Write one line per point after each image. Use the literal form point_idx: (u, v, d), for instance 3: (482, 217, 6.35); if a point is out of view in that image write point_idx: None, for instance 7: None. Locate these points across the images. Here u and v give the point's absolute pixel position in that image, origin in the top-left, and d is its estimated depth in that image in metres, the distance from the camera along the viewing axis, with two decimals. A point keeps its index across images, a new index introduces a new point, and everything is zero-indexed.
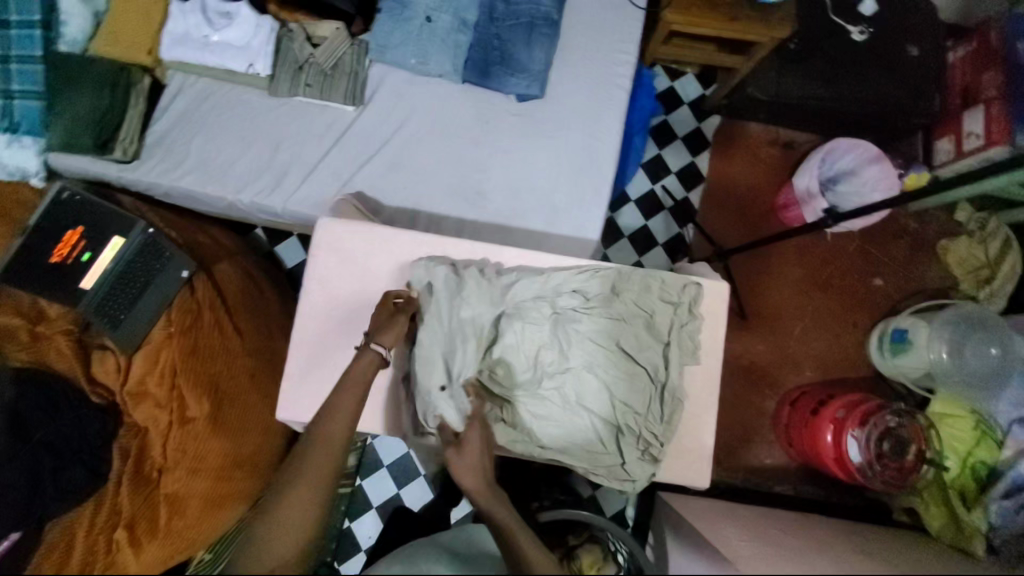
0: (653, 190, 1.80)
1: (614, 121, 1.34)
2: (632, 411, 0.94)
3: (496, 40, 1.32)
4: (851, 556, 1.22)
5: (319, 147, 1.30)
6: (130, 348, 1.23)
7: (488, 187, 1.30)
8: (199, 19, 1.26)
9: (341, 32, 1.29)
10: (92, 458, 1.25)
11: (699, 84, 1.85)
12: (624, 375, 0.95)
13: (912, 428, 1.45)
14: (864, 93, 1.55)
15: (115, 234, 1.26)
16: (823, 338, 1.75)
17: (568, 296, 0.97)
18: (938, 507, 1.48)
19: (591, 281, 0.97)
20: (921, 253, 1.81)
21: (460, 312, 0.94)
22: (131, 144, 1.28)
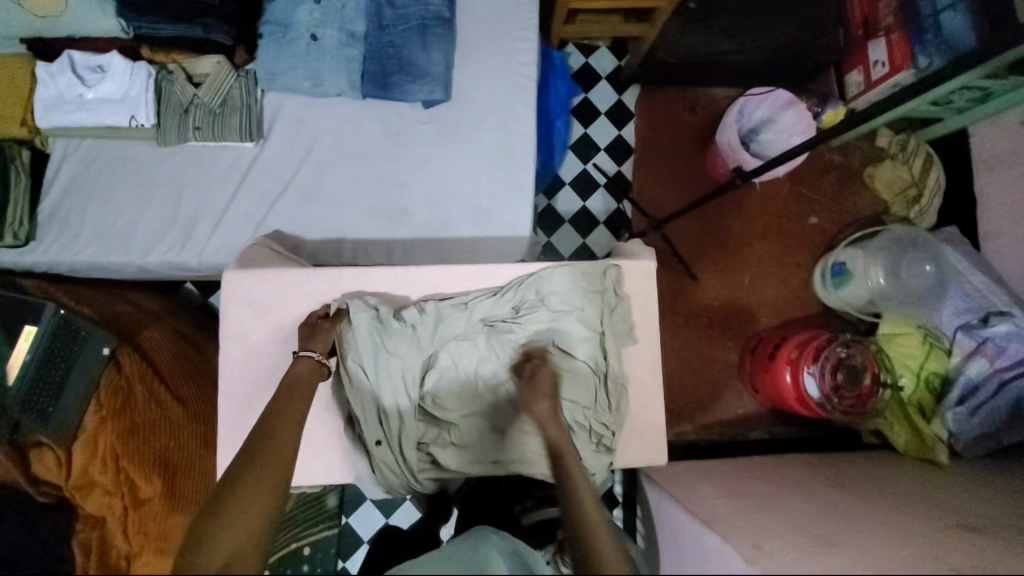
0: (585, 170, 1.79)
1: (525, 111, 1.32)
2: (579, 407, 0.98)
3: (391, 47, 1.26)
4: (823, 491, 1.26)
5: (224, 191, 1.24)
6: (65, 439, 1.17)
7: (409, 201, 1.27)
8: (70, 79, 1.16)
9: (223, 65, 1.22)
10: (47, 559, 1.17)
11: (612, 56, 1.84)
12: (564, 374, 0.99)
13: (860, 355, 1.50)
14: (767, 39, 1.56)
15: (25, 324, 1.20)
16: (772, 284, 1.79)
17: (496, 308, 0.99)
18: (900, 424, 1.53)
19: (515, 291, 1.00)
20: (852, 183, 1.85)
21: (392, 346, 0.96)
22: (22, 226, 1.16)
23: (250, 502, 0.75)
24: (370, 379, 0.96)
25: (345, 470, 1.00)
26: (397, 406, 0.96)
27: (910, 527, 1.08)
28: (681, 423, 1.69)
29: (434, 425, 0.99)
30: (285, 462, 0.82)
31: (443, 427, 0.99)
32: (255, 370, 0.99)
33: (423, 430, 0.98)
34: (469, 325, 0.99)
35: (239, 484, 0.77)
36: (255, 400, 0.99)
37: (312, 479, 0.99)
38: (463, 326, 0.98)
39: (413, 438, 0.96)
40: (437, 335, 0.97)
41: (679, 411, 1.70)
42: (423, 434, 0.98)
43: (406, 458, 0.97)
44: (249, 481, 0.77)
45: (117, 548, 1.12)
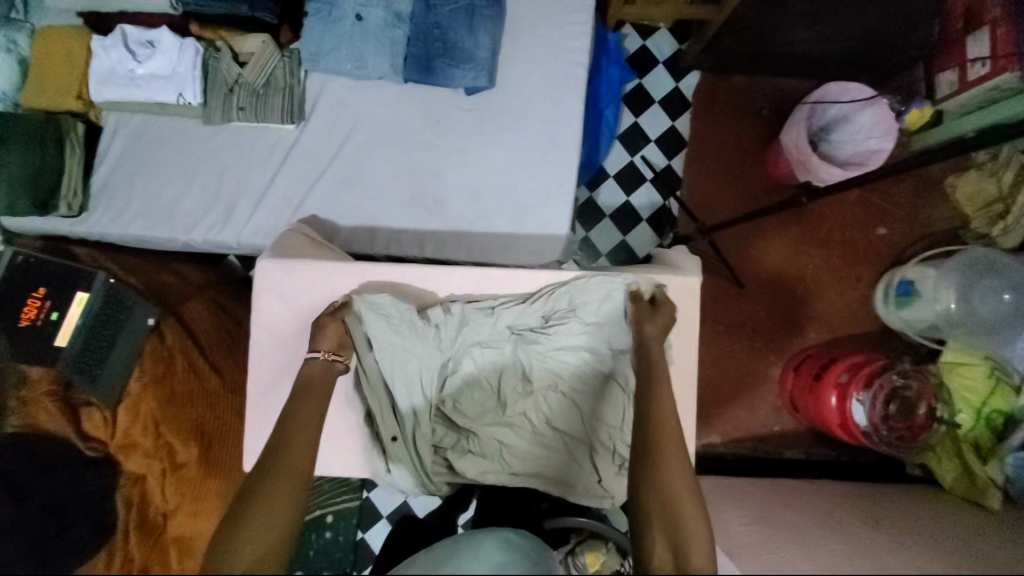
0: (632, 162, 1.70)
1: (573, 103, 1.25)
2: (601, 425, 0.96)
3: (437, 29, 1.21)
4: (856, 528, 1.20)
5: (264, 174, 1.24)
6: (110, 401, 1.25)
7: (445, 193, 1.24)
8: (121, 53, 1.17)
9: (268, 44, 1.20)
10: (97, 511, 1.24)
11: (672, 40, 1.71)
12: (589, 391, 0.97)
13: (916, 385, 1.40)
14: (851, 29, 1.41)
15: (77, 290, 1.24)
16: (825, 297, 1.68)
17: (523, 317, 0.96)
18: (950, 461, 1.43)
19: (546, 301, 0.96)
20: (928, 193, 1.70)
21: (412, 346, 0.96)
22: (76, 197, 1.20)
23: (270, 504, 0.75)
24: (390, 378, 0.96)
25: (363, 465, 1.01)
26: (415, 406, 0.97)
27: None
28: (712, 433, 1.63)
29: (451, 429, 0.99)
30: (303, 467, 0.80)
31: (460, 432, 0.99)
32: (286, 359, 1.01)
33: (440, 433, 0.98)
34: (493, 332, 0.97)
35: (261, 487, 0.76)
36: (286, 389, 1.01)
37: (336, 468, 1.01)
38: (487, 333, 0.97)
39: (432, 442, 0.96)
40: (459, 340, 0.96)
41: (711, 422, 1.64)
42: (441, 438, 0.99)
43: (422, 461, 0.97)
44: (271, 484, 0.77)
45: (154, 505, 1.26)
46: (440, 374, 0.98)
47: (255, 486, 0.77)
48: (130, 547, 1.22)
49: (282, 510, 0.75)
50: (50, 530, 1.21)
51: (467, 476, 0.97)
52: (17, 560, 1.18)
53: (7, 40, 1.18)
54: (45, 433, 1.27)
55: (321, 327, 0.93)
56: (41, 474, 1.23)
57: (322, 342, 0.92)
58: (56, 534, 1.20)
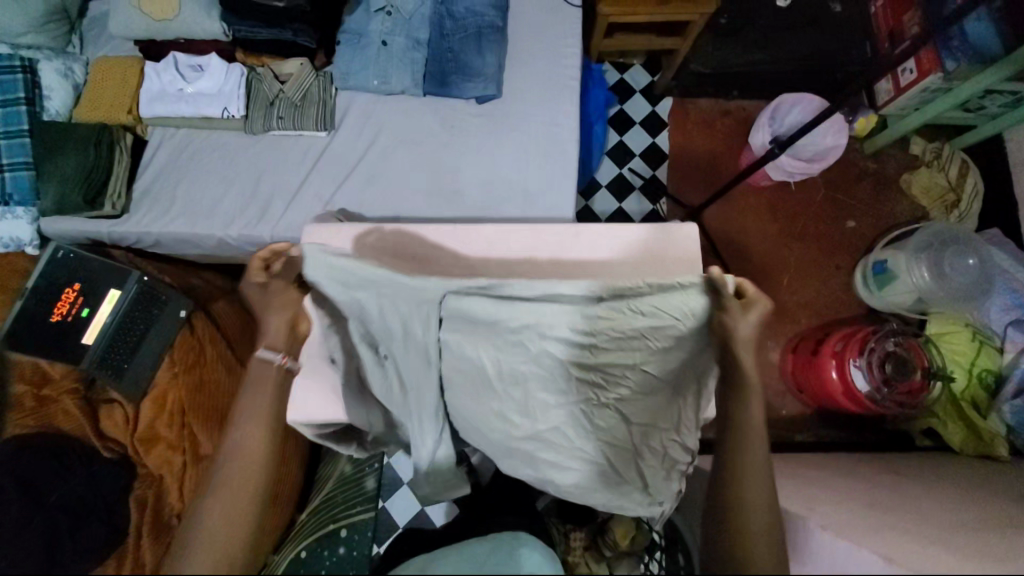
0: (621, 174, 1.88)
1: (571, 108, 1.43)
2: (657, 431, 1.05)
3: (450, 53, 1.41)
4: (887, 483, 1.21)
5: (298, 173, 1.36)
6: (135, 395, 1.26)
7: (461, 185, 1.37)
8: (173, 75, 1.34)
9: (305, 67, 1.38)
10: (108, 513, 1.22)
11: (647, 72, 1.96)
12: (649, 390, 1.03)
13: (910, 349, 1.47)
14: (796, 51, 1.67)
15: (110, 288, 1.29)
16: (810, 284, 1.81)
17: (572, 319, 0.97)
18: (955, 421, 1.49)
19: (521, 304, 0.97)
20: (888, 188, 1.88)
21: (402, 344, 0.97)
22: (120, 199, 1.30)
23: (220, 506, 0.83)
24: (394, 364, 1.00)
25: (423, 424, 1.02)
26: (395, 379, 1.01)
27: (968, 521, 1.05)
28: None
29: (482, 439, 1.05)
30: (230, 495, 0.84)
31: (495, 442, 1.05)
32: None
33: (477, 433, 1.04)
34: (490, 338, 0.99)
35: (203, 513, 0.82)
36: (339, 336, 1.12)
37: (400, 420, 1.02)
38: (483, 343, 0.99)
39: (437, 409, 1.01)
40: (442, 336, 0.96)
41: None
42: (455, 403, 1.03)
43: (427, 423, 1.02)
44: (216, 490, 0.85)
45: (169, 505, 1.25)
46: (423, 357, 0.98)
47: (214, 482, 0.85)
48: (144, 549, 1.19)
49: (230, 512, 0.82)
50: (61, 531, 1.18)
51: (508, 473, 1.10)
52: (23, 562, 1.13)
53: (65, 68, 1.36)
54: (62, 433, 1.28)
55: (271, 298, 1.00)
56: (57, 475, 1.23)
57: (275, 342, 0.98)
58: (67, 535, 1.18)
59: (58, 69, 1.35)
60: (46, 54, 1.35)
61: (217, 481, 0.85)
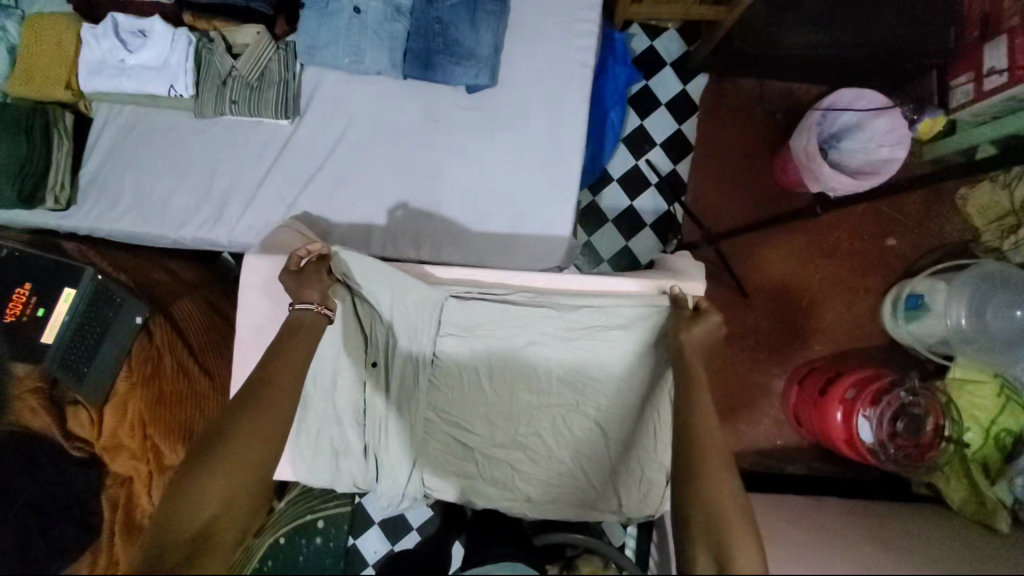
0: (637, 166, 1.66)
1: (579, 103, 1.21)
2: (633, 451, 1.00)
3: (437, 24, 1.16)
4: (869, 548, 1.14)
5: (258, 167, 1.20)
6: (97, 402, 1.19)
7: (443, 194, 1.20)
8: (113, 42, 1.14)
9: (262, 36, 1.17)
10: (80, 513, 1.21)
11: (681, 41, 1.67)
12: (623, 407, 1.00)
13: (925, 403, 1.36)
14: (865, 34, 1.37)
15: (64, 287, 1.18)
16: (832, 307, 1.64)
17: (553, 326, 0.97)
18: (959, 480, 1.39)
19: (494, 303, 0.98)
20: (939, 202, 1.65)
21: (398, 350, 1.01)
22: (63, 190, 1.17)
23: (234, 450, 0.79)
24: (396, 368, 1.01)
25: (405, 439, 1.01)
26: (382, 386, 1.01)
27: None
28: None
29: (459, 456, 1.02)
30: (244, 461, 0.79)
31: (470, 457, 1.03)
32: None
33: (451, 447, 1.03)
34: (473, 347, 1.00)
35: (221, 455, 0.78)
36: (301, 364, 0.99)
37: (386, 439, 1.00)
38: (468, 352, 1.01)
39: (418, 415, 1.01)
40: (437, 336, 1.00)
41: None
42: (434, 413, 1.02)
43: (412, 433, 1.02)
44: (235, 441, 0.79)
45: (140, 507, 1.22)
46: (419, 364, 1.01)
47: (233, 416, 0.81)
48: (115, 550, 1.18)
49: (243, 457, 0.79)
50: (32, 529, 1.19)
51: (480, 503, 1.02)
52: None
53: None
54: (29, 430, 1.24)
55: (306, 280, 0.92)
56: (28, 473, 1.21)
57: (309, 295, 0.91)
58: (38, 532, 1.19)
59: None
60: None
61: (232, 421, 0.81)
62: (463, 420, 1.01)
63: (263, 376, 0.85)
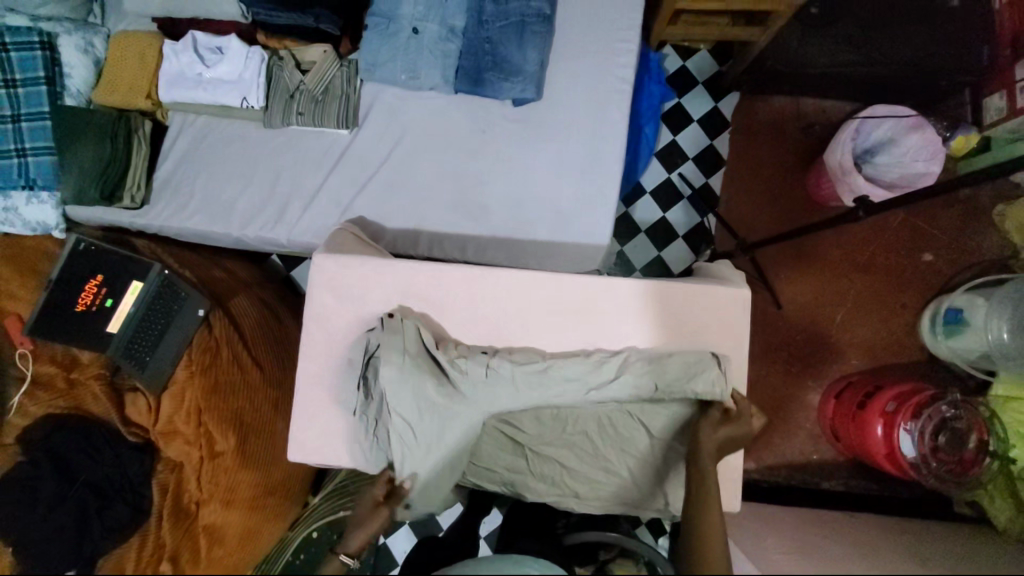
0: (669, 179, 1.71)
1: (619, 117, 1.27)
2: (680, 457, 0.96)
3: (488, 43, 1.24)
4: (906, 561, 1.14)
5: (318, 174, 1.28)
6: (157, 389, 1.25)
7: (489, 200, 1.26)
8: (191, 57, 1.25)
9: (329, 54, 1.27)
10: (132, 496, 1.27)
11: (713, 61, 1.73)
12: (670, 421, 0.95)
13: (967, 417, 1.33)
14: (900, 53, 1.40)
15: (133, 279, 1.27)
16: (868, 323, 1.63)
17: (601, 365, 0.95)
18: (1004, 499, 1.38)
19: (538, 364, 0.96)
20: (976, 220, 1.65)
21: (440, 401, 0.95)
22: (139, 190, 1.28)
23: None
24: (438, 407, 0.94)
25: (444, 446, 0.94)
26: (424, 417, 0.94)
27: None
28: (746, 459, 1.58)
29: (509, 450, 0.99)
30: None
31: (519, 452, 0.99)
32: (335, 351, 1.03)
33: (501, 444, 0.99)
34: (524, 374, 0.94)
35: None
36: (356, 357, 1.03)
37: None
38: (520, 375, 0.94)
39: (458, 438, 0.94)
40: (489, 368, 0.95)
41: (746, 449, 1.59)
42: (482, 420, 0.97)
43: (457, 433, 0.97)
44: None
45: (189, 492, 1.26)
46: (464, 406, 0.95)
47: None
48: (164, 531, 1.23)
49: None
50: (89, 509, 1.25)
51: (528, 497, 0.99)
52: (53, 537, 1.21)
53: (84, 43, 1.30)
54: (90, 415, 1.32)
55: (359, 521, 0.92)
56: (88, 455, 1.28)
57: (352, 542, 0.90)
58: (96, 512, 1.24)
59: (78, 44, 1.29)
60: (66, 28, 1.29)
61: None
62: (511, 425, 0.97)
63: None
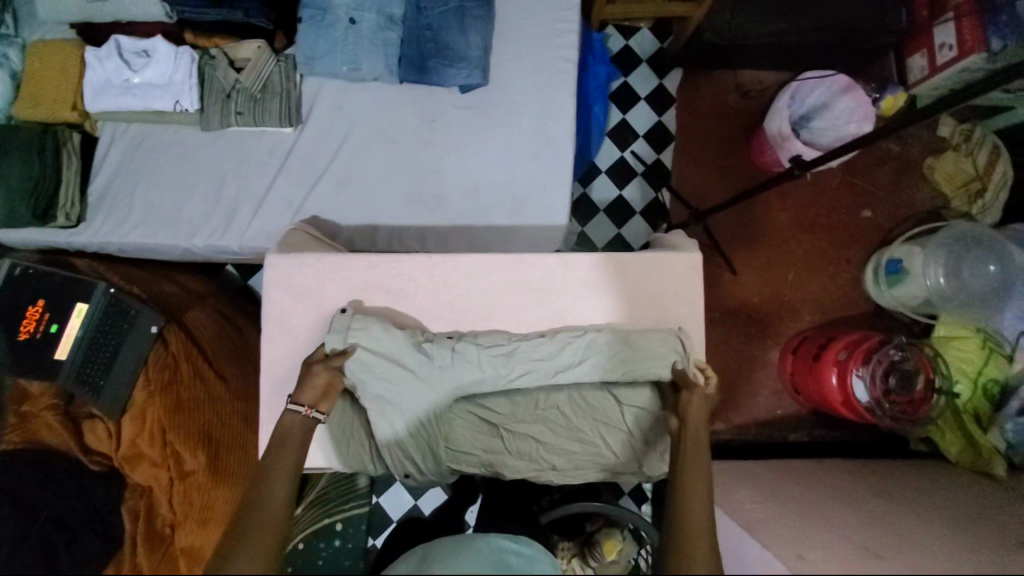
0: (623, 157, 1.74)
1: (565, 95, 1.28)
2: (655, 420, 0.97)
3: (428, 30, 1.23)
4: (866, 498, 1.21)
5: (264, 175, 1.25)
6: (115, 413, 1.19)
7: (445, 188, 1.25)
8: (117, 64, 1.20)
9: (263, 50, 1.23)
10: (102, 525, 1.22)
11: (654, 38, 1.77)
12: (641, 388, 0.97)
13: (914, 359, 1.43)
14: (827, 20, 1.47)
15: (76, 301, 1.21)
16: (817, 278, 1.71)
17: (571, 341, 0.96)
18: (954, 433, 1.47)
19: (506, 343, 0.96)
20: (908, 174, 1.75)
21: (409, 386, 0.95)
22: (74, 207, 1.22)
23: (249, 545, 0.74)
24: (409, 394, 0.95)
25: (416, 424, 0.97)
26: (396, 397, 0.95)
27: (964, 544, 1.01)
28: (715, 420, 1.64)
29: (484, 430, 0.99)
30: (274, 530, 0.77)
31: (495, 433, 0.99)
32: (298, 352, 1.01)
33: (476, 427, 0.99)
34: (490, 357, 0.95)
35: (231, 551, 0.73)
36: None
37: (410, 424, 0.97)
38: (487, 357, 0.95)
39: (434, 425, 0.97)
40: (455, 349, 0.95)
41: (717, 410, 1.65)
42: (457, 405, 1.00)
43: (429, 420, 0.97)
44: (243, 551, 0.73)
45: (162, 516, 1.22)
46: (433, 391, 0.95)
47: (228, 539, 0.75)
48: (138, 560, 1.17)
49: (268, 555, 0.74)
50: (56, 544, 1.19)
51: (508, 475, 0.99)
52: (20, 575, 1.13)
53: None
54: (47, 447, 1.24)
55: (303, 380, 0.93)
56: (48, 488, 1.22)
57: (301, 396, 0.91)
58: (64, 547, 1.18)
59: None
60: None
61: (246, 531, 0.76)
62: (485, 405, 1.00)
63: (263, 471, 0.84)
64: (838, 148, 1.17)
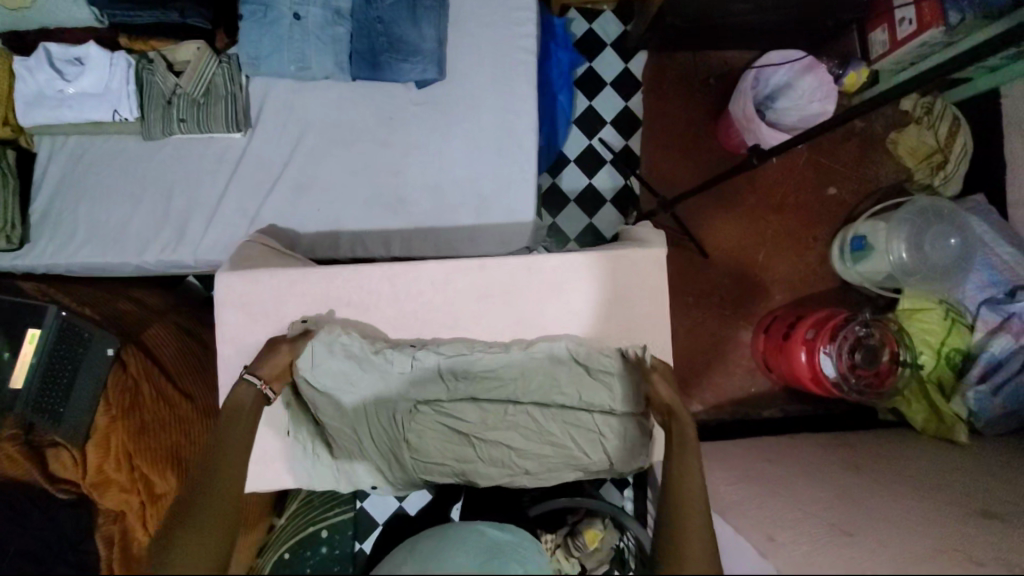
0: (591, 145, 1.72)
1: (526, 87, 1.24)
2: (624, 419, 0.97)
3: (379, 24, 1.18)
4: (835, 472, 1.25)
5: (215, 185, 1.20)
6: (78, 438, 1.15)
7: (406, 189, 1.22)
8: (48, 73, 1.13)
9: (204, 50, 1.16)
10: (74, 555, 1.17)
11: (617, 21, 1.73)
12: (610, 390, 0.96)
13: (878, 334, 1.46)
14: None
15: (28, 327, 1.13)
16: (785, 256, 1.73)
17: (534, 347, 0.98)
18: (919, 402, 1.52)
19: (466, 351, 0.97)
20: (872, 149, 1.76)
21: (372, 398, 0.96)
22: (15, 229, 1.16)
23: (185, 549, 0.75)
24: (374, 406, 0.96)
25: (384, 436, 0.97)
26: (361, 409, 0.96)
27: (928, 515, 1.05)
28: (693, 402, 1.67)
29: (454, 441, 0.96)
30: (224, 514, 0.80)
31: (465, 442, 0.96)
32: None
33: (445, 438, 0.96)
34: (452, 365, 0.96)
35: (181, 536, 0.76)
36: None
37: (382, 434, 0.96)
38: (448, 365, 0.96)
39: (399, 436, 0.96)
40: (415, 358, 0.96)
41: (693, 392, 1.67)
42: (420, 414, 0.96)
43: (395, 432, 0.96)
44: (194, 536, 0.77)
45: (138, 540, 1.19)
46: (398, 400, 0.96)
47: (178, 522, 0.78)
48: None
49: (215, 546, 0.77)
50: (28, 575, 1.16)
51: (482, 482, 0.98)
52: None
53: None
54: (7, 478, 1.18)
55: (265, 355, 0.93)
56: (15, 521, 1.18)
57: (257, 368, 0.92)
58: None
59: None
60: None
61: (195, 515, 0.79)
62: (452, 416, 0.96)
63: (206, 472, 0.84)
64: (793, 138, 1.17)
